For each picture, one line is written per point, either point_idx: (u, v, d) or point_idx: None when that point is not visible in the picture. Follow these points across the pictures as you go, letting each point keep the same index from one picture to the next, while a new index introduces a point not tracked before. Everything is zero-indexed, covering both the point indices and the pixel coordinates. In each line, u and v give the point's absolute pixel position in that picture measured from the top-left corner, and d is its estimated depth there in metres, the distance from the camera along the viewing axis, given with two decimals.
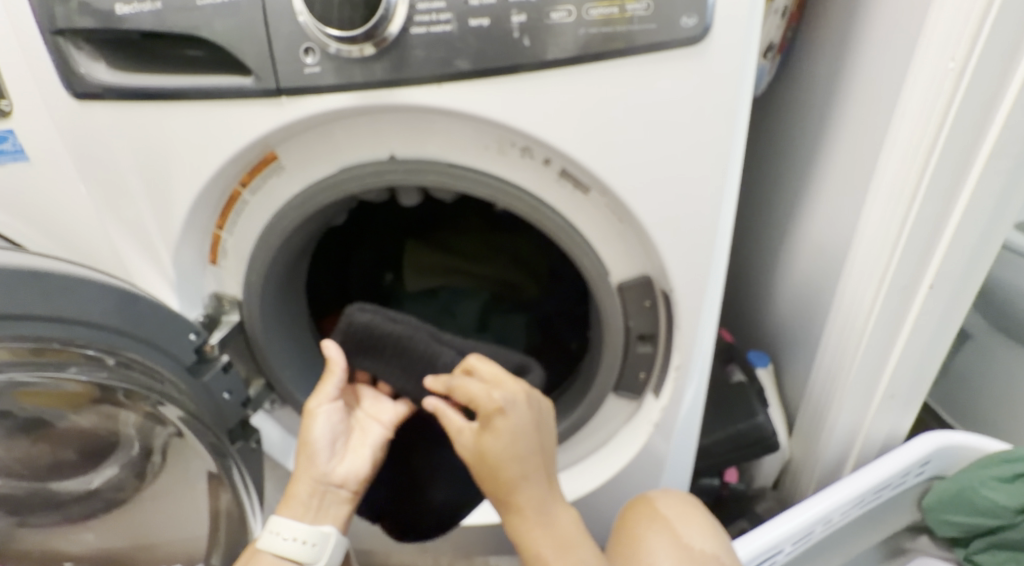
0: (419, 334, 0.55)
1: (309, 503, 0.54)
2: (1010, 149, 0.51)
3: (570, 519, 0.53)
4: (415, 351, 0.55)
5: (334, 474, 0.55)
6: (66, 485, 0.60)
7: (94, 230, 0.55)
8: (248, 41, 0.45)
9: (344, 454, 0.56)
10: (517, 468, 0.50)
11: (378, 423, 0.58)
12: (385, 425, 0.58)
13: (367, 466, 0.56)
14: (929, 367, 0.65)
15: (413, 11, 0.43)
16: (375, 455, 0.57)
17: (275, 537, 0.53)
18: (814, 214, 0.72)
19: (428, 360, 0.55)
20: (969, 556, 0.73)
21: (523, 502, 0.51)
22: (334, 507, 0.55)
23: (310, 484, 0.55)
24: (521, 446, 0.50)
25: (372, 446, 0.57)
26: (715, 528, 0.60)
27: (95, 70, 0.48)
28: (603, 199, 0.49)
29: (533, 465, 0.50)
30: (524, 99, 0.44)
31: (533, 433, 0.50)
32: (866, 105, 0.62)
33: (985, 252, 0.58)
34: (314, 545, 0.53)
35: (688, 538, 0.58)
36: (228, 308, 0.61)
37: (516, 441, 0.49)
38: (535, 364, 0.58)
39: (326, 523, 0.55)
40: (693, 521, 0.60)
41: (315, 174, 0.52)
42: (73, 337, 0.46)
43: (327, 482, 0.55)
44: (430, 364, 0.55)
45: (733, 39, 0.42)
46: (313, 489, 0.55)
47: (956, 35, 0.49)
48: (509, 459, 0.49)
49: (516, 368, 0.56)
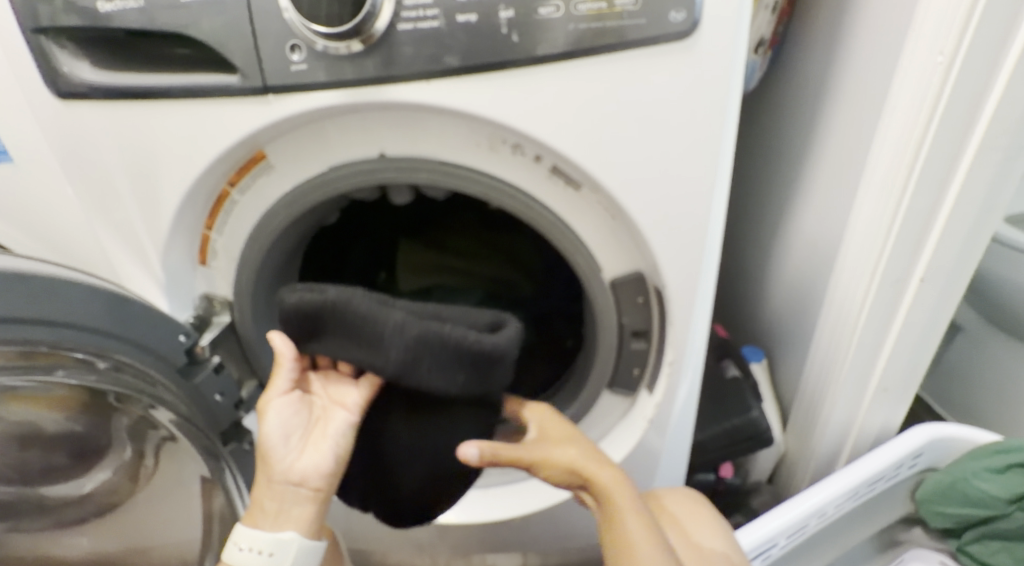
0: (363, 300, 0.48)
1: (270, 508, 0.51)
2: (998, 142, 0.52)
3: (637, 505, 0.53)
4: (359, 319, 0.47)
5: (292, 473, 0.51)
6: (57, 491, 0.60)
7: (82, 232, 0.55)
8: (235, 39, 0.44)
9: (302, 449, 0.52)
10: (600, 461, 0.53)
11: (342, 409, 0.54)
12: (349, 410, 0.53)
13: (327, 461, 0.52)
14: (921, 359, 0.66)
15: (400, 7, 0.42)
16: (338, 448, 0.53)
17: (238, 548, 0.51)
18: (806, 207, 0.72)
19: (375, 325, 0.47)
20: (962, 547, 0.73)
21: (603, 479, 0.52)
22: (296, 508, 0.52)
23: (268, 487, 0.51)
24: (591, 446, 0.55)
25: (334, 437, 0.53)
26: (722, 526, 0.60)
27: (79, 69, 0.47)
28: (595, 195, 0.49)
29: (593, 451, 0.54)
30: (514, 94, 0.43)
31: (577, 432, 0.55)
32: (856, 100, 0.62)
33: (977, 243, 0.58)
34: (273, 554, 0.50)
35: (698, 538, 0.59)
36: (219, 309, 0.60)
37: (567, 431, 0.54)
38: (511, 316, 0.50)
39: (288, 527, 0.51)
40: (702, 520, 0.60)
41: (305, 173, 0.52)
42: (62, 340, 0.46)
43: (285, 483, 0.51)
44: (379, 329, 0.47)
45: (723, 33, 0.42)
46: (270, 492, 0.51)
47: (944, 29, 0.49)
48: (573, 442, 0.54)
49: (489, 326, 0.49)
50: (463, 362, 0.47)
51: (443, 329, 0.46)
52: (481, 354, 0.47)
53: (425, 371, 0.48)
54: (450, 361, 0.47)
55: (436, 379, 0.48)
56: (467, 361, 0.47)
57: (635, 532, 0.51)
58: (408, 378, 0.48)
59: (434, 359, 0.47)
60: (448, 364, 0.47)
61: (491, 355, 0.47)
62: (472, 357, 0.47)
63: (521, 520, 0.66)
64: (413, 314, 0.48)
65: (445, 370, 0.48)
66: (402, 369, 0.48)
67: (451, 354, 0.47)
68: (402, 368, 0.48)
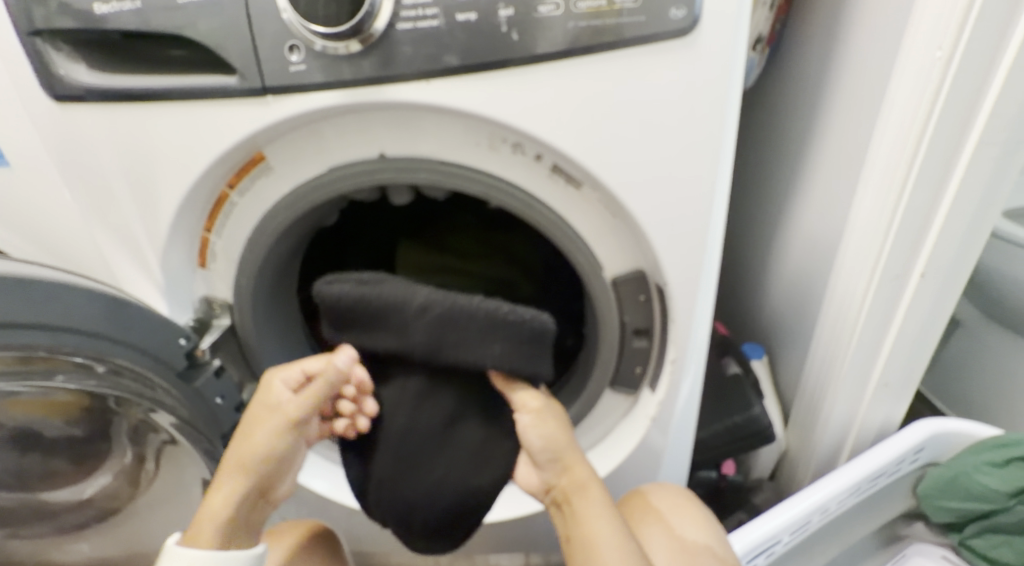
0: (391, 286, 0.49)
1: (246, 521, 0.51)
2: (997, 137, 0.52)
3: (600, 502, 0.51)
4: (388, 304, 0.48)
5: (275, 489, 0.53)
6: (58, 496, 0.59)
7: (79, 236, 0.54)
8: (233, 41, 0.44)
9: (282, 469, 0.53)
10: (574, 454, 0.52)
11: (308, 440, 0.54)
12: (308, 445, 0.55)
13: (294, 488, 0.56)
14: (922, 354, 0.66)
15: (399, 6, 0.42)
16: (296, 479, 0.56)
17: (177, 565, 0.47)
18: (806, 204, 0.72)
19: (405, 306, 0.48)
20: (964, 541, 0.73)
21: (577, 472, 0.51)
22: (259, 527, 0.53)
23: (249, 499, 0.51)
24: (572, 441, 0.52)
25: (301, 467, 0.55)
26: (707, 519, 0.61)
27: (75, 71, 0.47)
28: (595, 193, 0.49)
29: (573, 448, 0.52)
30: (514, 92, 0.43)
31: (567, 424, 0.53)
32: (856, 95, 0.62)
33: (976, 238, 0.58)
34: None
35: (682, 530, 0.59)
36: (218, 312, 0.60)
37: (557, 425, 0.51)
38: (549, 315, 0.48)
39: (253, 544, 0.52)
40: (686, 513, 0.61)
41: (304, 174, 0.52)
42: (59, 344, 0.46)
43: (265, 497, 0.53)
44: (409, 308, 0.48)
45: (723, 30, 0.42)
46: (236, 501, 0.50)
47: (942, 25, 0.49)
48: (557, 436, 0.51)
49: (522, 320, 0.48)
50: (498, 334, 0.47)
51: (472, 300, 0.47)
52: (514, 322, 0.47)
53: (462, 348, 0.48)
54: (486, 334, 0.47)
55: (473, 352, 0.48)
56: (501, 331, 0.47)
57: (598, 530, 0.50)
58: (446, 354, 0.48)
59: (469, 334, 0.47)
60: (481, 334, 0.47)
61: (525, 325, 0.47)
62: (507, 330, 0.47)
63: (525, 519, 0.66)
64: (440, 291, 0.48)
65: (480, 342, 0.47)
66: (438, 345, 0.48)
67: (486, 327, 0.47)
68: (438, 345, 0.48)
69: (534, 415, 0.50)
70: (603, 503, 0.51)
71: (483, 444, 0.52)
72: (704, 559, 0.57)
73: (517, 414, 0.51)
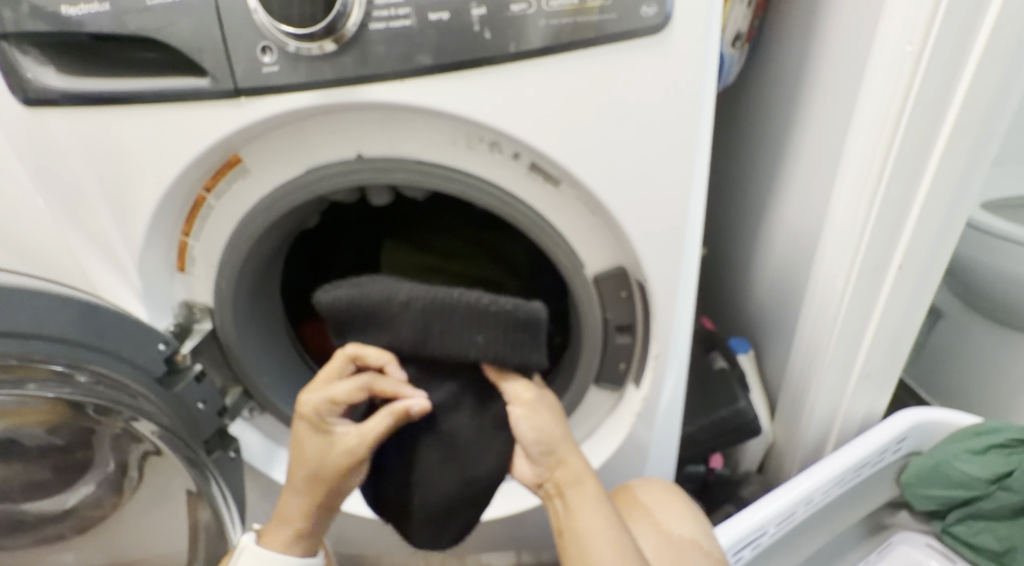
0: (378, 283, 0.48)
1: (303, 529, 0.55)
2: (969, 129, 0.53)
3: (595, 495, 0.49)
4: (372, 304, 0.47)
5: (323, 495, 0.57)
6: (39, 505, 0.60)
7: (54, 243, 0.54)
8: (204, 43, 0.44)
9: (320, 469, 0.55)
10: (570, 447, 0.50)
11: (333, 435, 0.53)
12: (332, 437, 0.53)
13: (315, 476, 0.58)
14: (902, 344, 0.66)
15: (371, 7, 0.42)
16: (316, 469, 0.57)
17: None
18: (787, 198, 0.72)
19: (389, 304, 0.47)
20: (946, 528, 0.74)
21: (573, 465, 0.50)
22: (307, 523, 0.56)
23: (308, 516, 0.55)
24: (566, 434, 0.51)
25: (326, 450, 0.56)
26: (696, 516, 0.61)
27: (44, 74, 0.47)
28: (573, 191, 0.49)
29: (566, 441, 0.50)
30: (489, 92, 0.43)
31: (562, 417, 0.51)
32: (832, 88, 0.62)
33: (952, 227, 0.59)
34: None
35: (668, 525, 0.60)
36: (199, 316, 0.59)
37: (553, 418, 0.50)
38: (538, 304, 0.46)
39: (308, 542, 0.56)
40: (673, 508, 0.61)
41: (281, 176, 0.51)
42: (30, 352, 0.45)
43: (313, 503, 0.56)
44: (392, 306, 0.47)
45: (694, 26, 0.42)
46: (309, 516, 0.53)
47: (913, 17, 0.49)
48: (552, 429, 0.50)
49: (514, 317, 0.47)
50: (484, 325, 0.46)
51: (454, 292, 0.46)
52: (495, 313, 0.46)
53: (449, 342, 0.47)
54: (471, 327, 0.46)
55: (459, 345, 0.47)
56: (485, 323, 0.46)
57: (592, 526, 0.48)
58: (433, 347, 0.48)
59: (454, 328, 0.46)
60: (466, 326, 0.46)
61: (511, 316, 0.46)
62: (491, 322, 0.46)
63: (513, 518, 0.66)
64: (422, 285, 0.47)
65: (464, 334, 0.46)
66: (424, 339, 0.47)
67: (470, 319, 0.46)
68: (423, 339, 0.47)
69: (526, 406, 0.49)
70: (597, 498, 0.49)
71: (478, 434, 0.50)
72: (691, 553, 0.57)
73: (508, 406, 0.50)
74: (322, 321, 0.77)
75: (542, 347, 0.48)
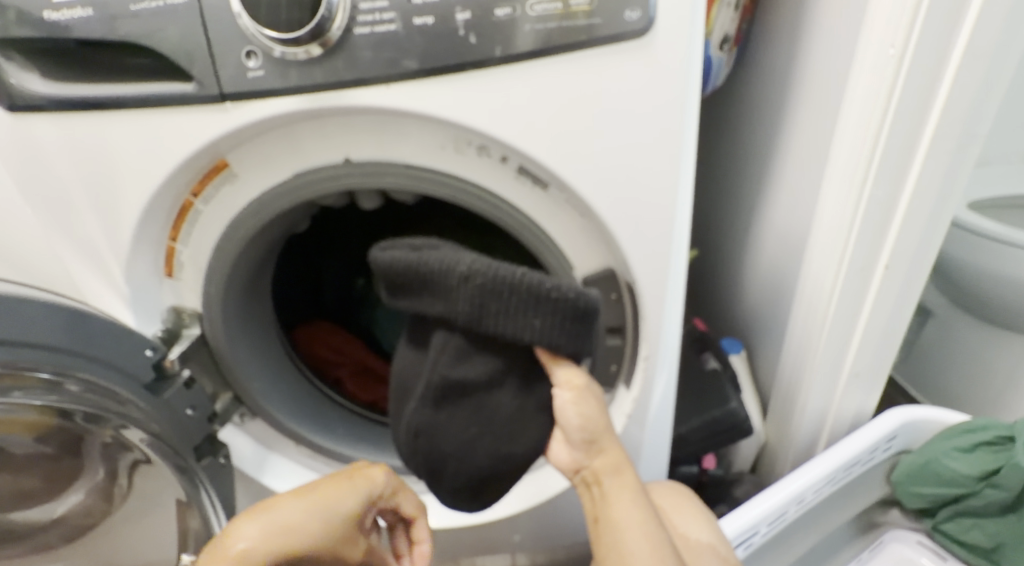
0: (437, 251, 0.46)
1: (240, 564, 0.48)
2: (951, 130, 0.53)
3: (633, 486, 0.53)
4: (430, 271, 0.45)
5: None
6: (29, 514, 0.60)
7: (39, 249, 0.53)
8: (189, 47, 0.44)
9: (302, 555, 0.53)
10: (608, 438, 0.52)
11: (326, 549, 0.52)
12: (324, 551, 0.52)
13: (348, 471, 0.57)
14: (891, 342, 0.67)
15: (356, 11, 0.42)
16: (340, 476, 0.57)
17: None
18: (776, 198, 0.73)
19: (446, 274, 0.44)
20: (937, 526, 0.75)
21: (613, 455, 0.53)
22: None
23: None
24: (605, 425, 0.52)
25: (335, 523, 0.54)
26: (707, 515, 0.62)
27: (28, 80, 0.46)
28: (562, 194, 0.49)
29: (605, 432, 0.52)
30: (474, 96, 0.43)
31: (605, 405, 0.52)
32: (818, 88, 0.63)
33: (937, 226, 0.59)
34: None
35: (684, 528, 0.60)
36: (189, 321, 0.59)
37: (599, 408, 0.51)
38: (599, 297, 0.45)
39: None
40: (686, 512, 0.62)
41: (269, 180, 0.51)
42: (18, 359, 0.45)
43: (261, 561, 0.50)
44: (450, 277, 0.44)
45: (677, 28, 0.42)
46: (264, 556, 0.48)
47: (895, 21, 0.50)
48: (594, 419, 0.51)
49: (578, 309, 0.44)
50: (540, 308, 0.44)
51: (516, 271, 0.44)
52: (553, 297, 0.44)
53: (507, 320, 0.45)
54: (530, 306, 0.44)
55: (514, 326, 0.45)
56: (542, 306, 0.44)
57: (624, 517, 0.52)
58: (486, 325, 0.45)
59: (513, 307, 0.44)
60: (522, 307, 0.44)
61: (569, 301, 0.44)
62: (549, 304, 0.44)
63: (507, 521, 0.66)
64: (483, 257, 0.44)
65: (520, 316, 0.45)
66: (479, 317, 0.45)
67: (529, 299, 0.44)
68: (477, 316, 0.45)
69: (575, 392, 0.49)
70: (631, 490, 0.53)
71: (518, 413, 0.50)
72: (707, 558, 0.58)
73: (556, 391, 0.50)
74: (314, 324, 0.78)
75: (592, 338, 0.47)
